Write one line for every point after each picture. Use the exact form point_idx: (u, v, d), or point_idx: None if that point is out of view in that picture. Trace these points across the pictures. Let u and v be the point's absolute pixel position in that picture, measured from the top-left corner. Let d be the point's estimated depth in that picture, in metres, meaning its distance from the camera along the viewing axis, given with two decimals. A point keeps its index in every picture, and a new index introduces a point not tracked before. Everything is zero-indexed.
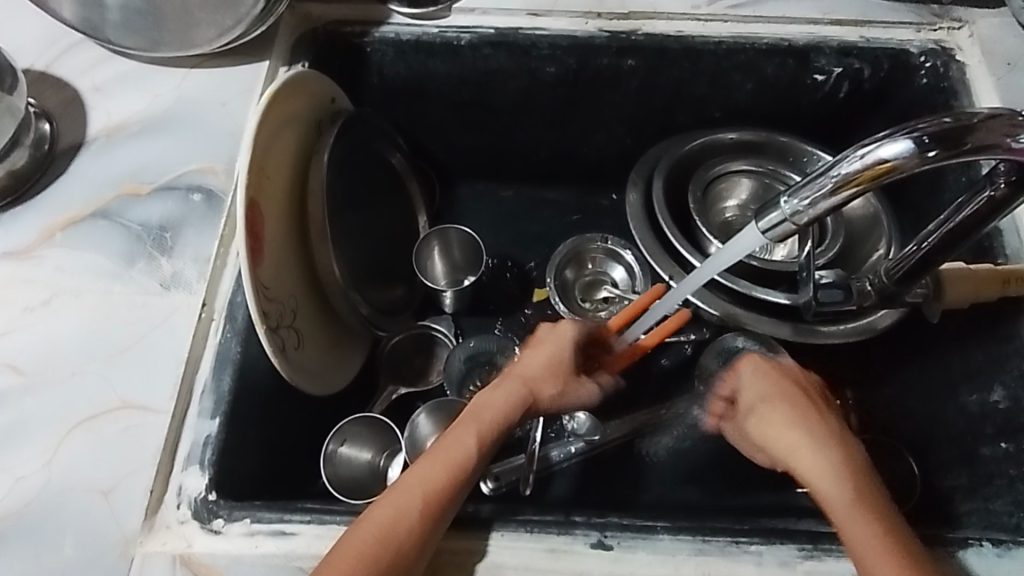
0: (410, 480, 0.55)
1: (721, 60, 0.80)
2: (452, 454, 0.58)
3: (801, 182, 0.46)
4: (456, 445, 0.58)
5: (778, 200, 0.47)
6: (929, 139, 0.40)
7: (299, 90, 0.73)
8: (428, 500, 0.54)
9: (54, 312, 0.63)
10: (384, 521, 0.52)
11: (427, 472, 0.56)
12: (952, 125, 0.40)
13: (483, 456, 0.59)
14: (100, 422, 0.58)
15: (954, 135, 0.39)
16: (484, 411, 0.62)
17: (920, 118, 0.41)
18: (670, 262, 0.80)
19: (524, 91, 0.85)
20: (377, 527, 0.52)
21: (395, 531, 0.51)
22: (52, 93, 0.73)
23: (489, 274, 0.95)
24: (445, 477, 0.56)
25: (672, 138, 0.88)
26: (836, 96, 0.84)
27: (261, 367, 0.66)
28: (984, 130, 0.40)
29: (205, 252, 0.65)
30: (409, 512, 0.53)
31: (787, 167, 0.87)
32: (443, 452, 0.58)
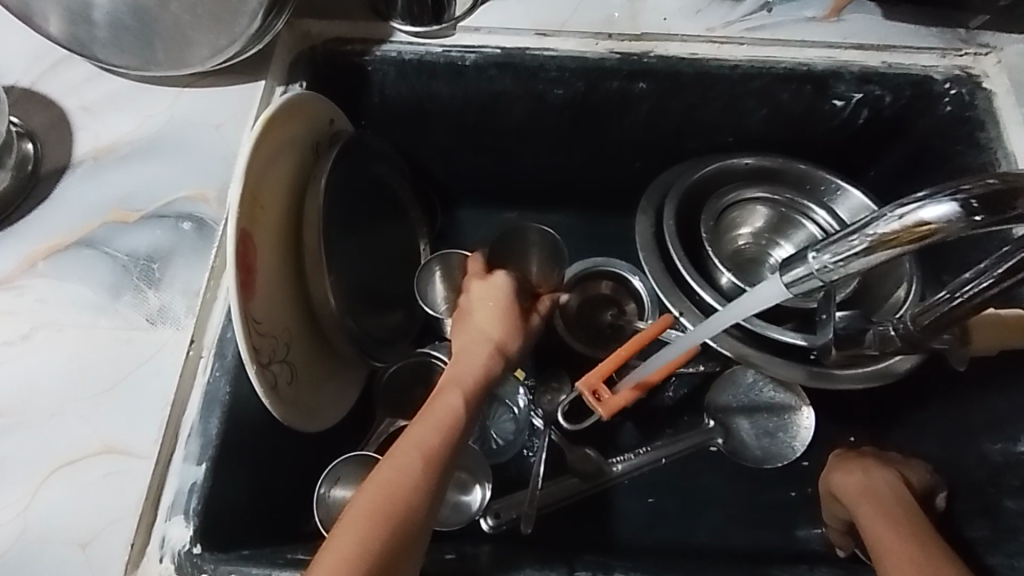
0: (407, 439, 0.55)
1: (736, 85, 0.77)
2: (440, 414, 0.58)
3: (833, 236, 0.43)
4: (441, 405, 0.58)
5: (806, 253, 0.45)
6: (976, 202, 0.36)
7: (297, 112, 0.69)
8: (427, 455, 0.54)
9: (34, 346, 0.60)
10: (393, 482, 0.52)
11: (419, 432, 0.56)
12: (1000, 189, 0.36)
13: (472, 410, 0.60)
14: (79, 467, 0.55)
15: (1004, 200, 0.36)
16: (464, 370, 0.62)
17: (965, 176, 0.38)
18: (681, 296, 0.75)
19: (531, 113, 0.82)
20: (387, 488, 0.51)
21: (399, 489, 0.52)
22: (39, 112, 0.70)
23: None
24: (437, 433, 0.56)
25: (683, 164, 0.86)
26: (854, 123, 0.80)
27: (252, 406, 0.63)
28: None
29: (195, 285, 0.62)
30: (408, 472, 0.53)
31: (803, 195, 0.83)
32: (428, 414, 0.58)
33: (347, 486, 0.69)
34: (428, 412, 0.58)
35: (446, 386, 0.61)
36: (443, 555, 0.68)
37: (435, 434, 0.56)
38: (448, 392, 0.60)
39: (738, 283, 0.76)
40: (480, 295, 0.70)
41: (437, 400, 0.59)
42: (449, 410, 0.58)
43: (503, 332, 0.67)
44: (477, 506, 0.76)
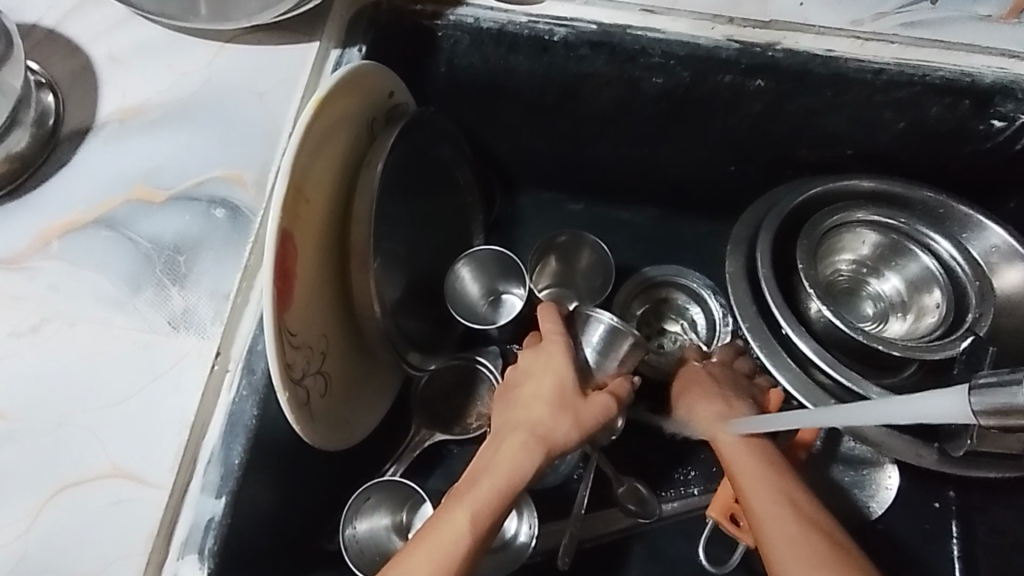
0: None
1: (876, 93, 0.64)
2: (438, 537, 0.51)
3: None
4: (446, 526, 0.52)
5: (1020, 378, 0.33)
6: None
7: (355, 86, 0.59)
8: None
9: (45, 341, 0.53)
10: None
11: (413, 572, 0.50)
12: None
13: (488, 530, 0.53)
14: (85, 490, 0.49)
15: None
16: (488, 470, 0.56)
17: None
18: (769, 337, 0.66)
19: (622, 101, 0.70)
20: None
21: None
22: (62, 59, 0.61)
23: None
24: (440, 555, 0.50)
25: (789, 182, 0.73)
26: (1009, 149, 0.67)
27: (280, 426, 0.56)
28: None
29: (225, 287, 0.54)
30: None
31: (926, 223, 0.68)
32: (431, 533, 0.52)
33: (371, 514, 0.63)
34: (428, 541, 0.51)
35: (453, 502, 0.54)
36: None
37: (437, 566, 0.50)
38: (457, 513, 0.53)
39: (828, 315, 0.64)
40: (532, 366, 0.64)
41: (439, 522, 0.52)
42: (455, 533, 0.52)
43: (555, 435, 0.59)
44: (509, 535, 0.71)
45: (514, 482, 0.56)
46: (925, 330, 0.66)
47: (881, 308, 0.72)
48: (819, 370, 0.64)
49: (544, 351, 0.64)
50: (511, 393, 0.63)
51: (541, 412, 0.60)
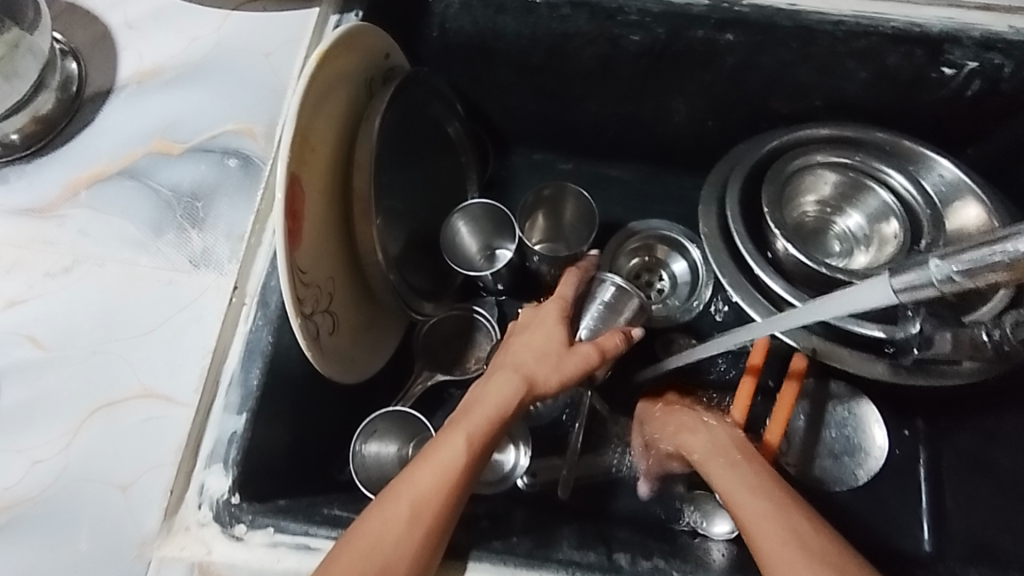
0: (402, 488, 0.52)
1: (838, 43, 0.69)
2: (436, 461, 0.54)
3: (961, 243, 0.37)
4: (444, 448, 0.54)
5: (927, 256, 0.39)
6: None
7: (353, 45, 0.64)
8: (418, 506, 0.51)
9: (76, 279, 0.58)
10: (371, 537, 0.49)
11: (417, 483, 0.52)
12: None
13: (481, 455, 0.56)
14: (121, 409, 0.54)
15: None
16: (477, 405, 0.59)
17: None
18: (743, 282, 0.72)
19: (603, 59, 0.75)
20: (367, 541, 0.49)
21: (383, 538, 0.49)
22: (82, 27, 0.66)
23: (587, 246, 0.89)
24: (436, 476, 0.53)
25: (750, 139, 0.79)
26: (963, 95, 0.72)
27: (294, 357, 0.61)
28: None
29: (240, 228, 0.59)
30: (395, 529, 0.50)
31: (881, 160, 0.73)
32: (429, 460, 0.54)
33: (382, 440, 0.69)
34: (430, 458, 0.54)
35: (448, 429, 0.57)
36: (477, 512, 0.67)
37: (439, 484, 0.52)
38: (454, 438, 0.55)
39: (794, 252, 0.69)
40: (530, 321, 0.67)
41: (434, 450, 0.55)
42: (449, 456, 0.54)
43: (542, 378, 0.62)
44: (509, 467, 0.75)
45: (500, 414, 0.58)
46: (887, 257, 0.73)
47: (846, 241, 0.78)
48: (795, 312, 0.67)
49: (543, 306, 0.68)
50: (510, 341, 0.66)
51: (531, 356, 0.63)
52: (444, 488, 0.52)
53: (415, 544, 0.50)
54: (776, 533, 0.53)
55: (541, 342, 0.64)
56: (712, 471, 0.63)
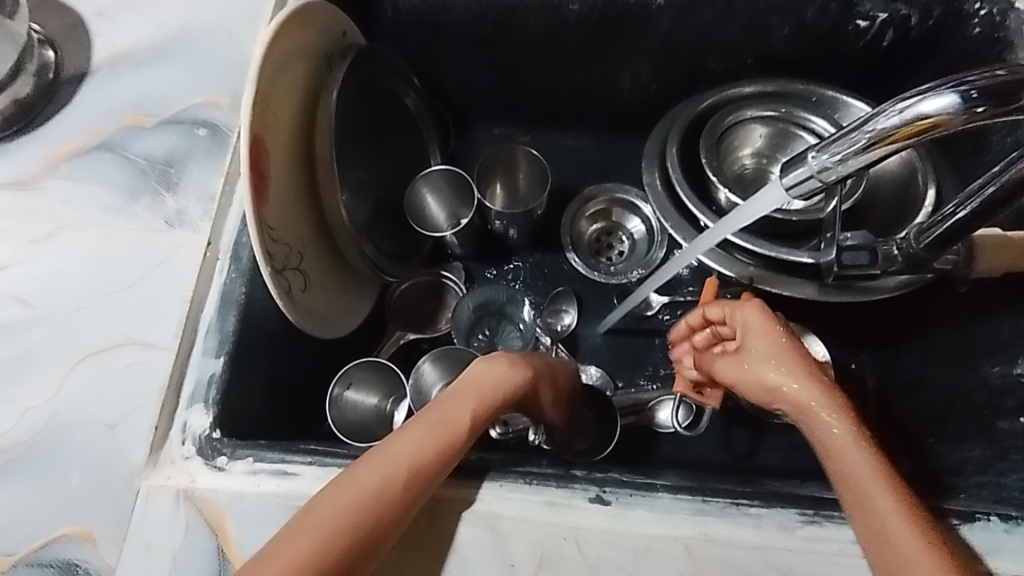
0: (400, 443, 0.45)
1: (758, 1, 0.75)
2: (474, 386, 0.52)
3: (831, 136, 0.46)
4: (476, 381, 0.52)
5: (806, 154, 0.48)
6: (976, 94, 0.38)
7: (308, 21, 0.69)
8: (414, 467, 0.45)
9: (59, 244, 0.62)
10: (364, 488, 0.42)
11: (418, 440, 0.46)
12: (1005, 79, 0.38)
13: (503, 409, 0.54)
14: (105, 357, 0.59)
15: (1006, 91, 0.37)
16: (488, 380, 0.53)
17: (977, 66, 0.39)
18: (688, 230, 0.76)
19: (546, 29, 0.80)
20: (352, 496, 0.42)
21: (380, 499, 0.43)
22: (55, 17, 0.71)
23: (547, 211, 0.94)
24: (474, 410, 0.50)
25: (686, 101, 0.84)
26: (878, 45, 0.78)
27: (266, 310, 0.65)
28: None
29: (211, 189, 0.64)
30: (387, 486, 0.43)
31: (804, 108, 0.80)
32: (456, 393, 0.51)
33: (360, 390, 0.74)
34: (440, 410, 0.48)
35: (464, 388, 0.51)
36: None
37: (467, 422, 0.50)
38: (468, 400, 0.50)
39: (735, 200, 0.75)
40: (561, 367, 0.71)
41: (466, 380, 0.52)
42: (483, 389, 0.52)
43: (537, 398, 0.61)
44: None
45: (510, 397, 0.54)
46: None
47: None
48: (737, 250, 0.71)
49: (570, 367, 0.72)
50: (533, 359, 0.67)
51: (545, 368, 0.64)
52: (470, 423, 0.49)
53: (432, 473, 0.46)
54: (912, 523, 0.44)
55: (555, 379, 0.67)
56: (850, 449, 0.48)
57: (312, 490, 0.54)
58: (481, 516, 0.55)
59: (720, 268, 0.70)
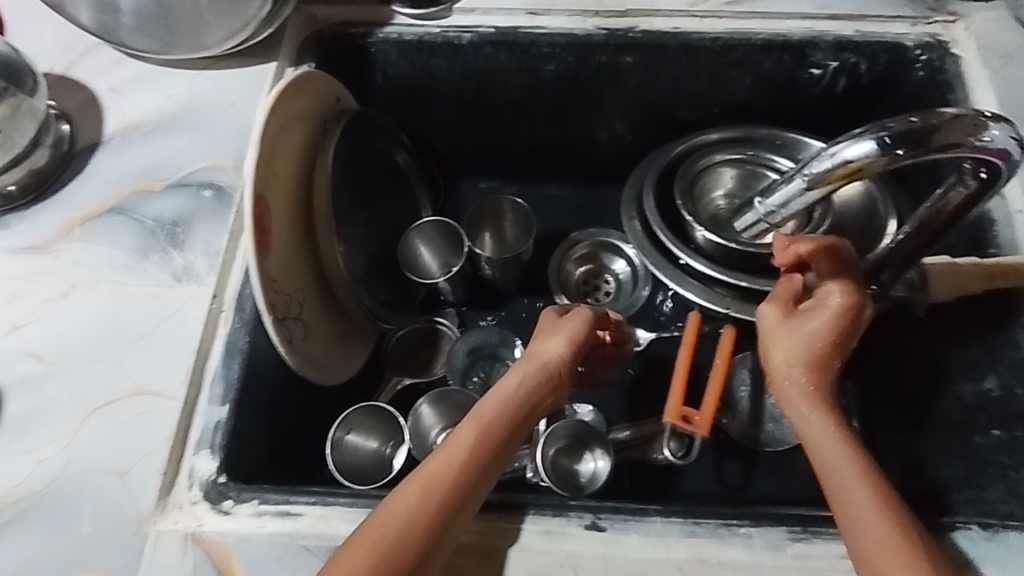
0: (411, 483, 0.53)
1: (718, 56, 0.81)
2: (453, 447, 0.56)
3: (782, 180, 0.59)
4: (459, 438, 0.56)
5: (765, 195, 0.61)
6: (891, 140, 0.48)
7: (306, 89, 0.75)
8: (400, 536, 0.50)
9: (73, 302, 0.66)
10: (391, 531, 0.50)
11: (403, 499, 0.52)
12: (916, 128, 0.48)
13: (494, 446, 0.57)
14: (116, 408, 0.61)
15: (917, 137, 0.47)
16: (457, 443, 0.56)
17: (891, 118, 0.49)
18: (669, 269, 0.81)
19: (525, 89, 0.86)
20: (378, 540, 0.50)
21: (390, 551, 0.49)
22: (71, 94, 0.77)
23: (535, 257, 0.98)
24: (446, 469, 0.54)
25: (659, 148, 0.90)
26: (833, 91, 0.84)
27: (269, 357, 0.68)
28: (948, 131, 0.47)
29: (216, 246, 0.68)
30: (408, 511, 0.51)
31: (768, 151, 0.86)
32: (446, 448, 0.56)
33: (360, 434, 0.76)
34: (439, 450, 0.56)
35: (438, 451, 0.56)
36: None
37: (456, 472, 0.54)
38: (465, 428, 0.58)
39: (710, 236, 0.79)
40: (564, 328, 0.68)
41: (457, 428, 0.58)
42: (467, 445, 0.56)
43: (523, 417, 0.60)
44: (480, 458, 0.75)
45: (479, 458, 0.56)
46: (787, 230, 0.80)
47: None
48: (717, 283, 0.79)
49: (568, 322, 0.68)
50: (529, 360, 0.64)
51: (522, 386, 0.62)
52: (487, 448, 0.57)
53: (428, 518, 0.51)
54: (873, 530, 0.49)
55: (532, 376, 0.63)
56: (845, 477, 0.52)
57: (316, 528, 0.56)
58: (478, 548, 0.57)
59: (704, 302, 0.79)
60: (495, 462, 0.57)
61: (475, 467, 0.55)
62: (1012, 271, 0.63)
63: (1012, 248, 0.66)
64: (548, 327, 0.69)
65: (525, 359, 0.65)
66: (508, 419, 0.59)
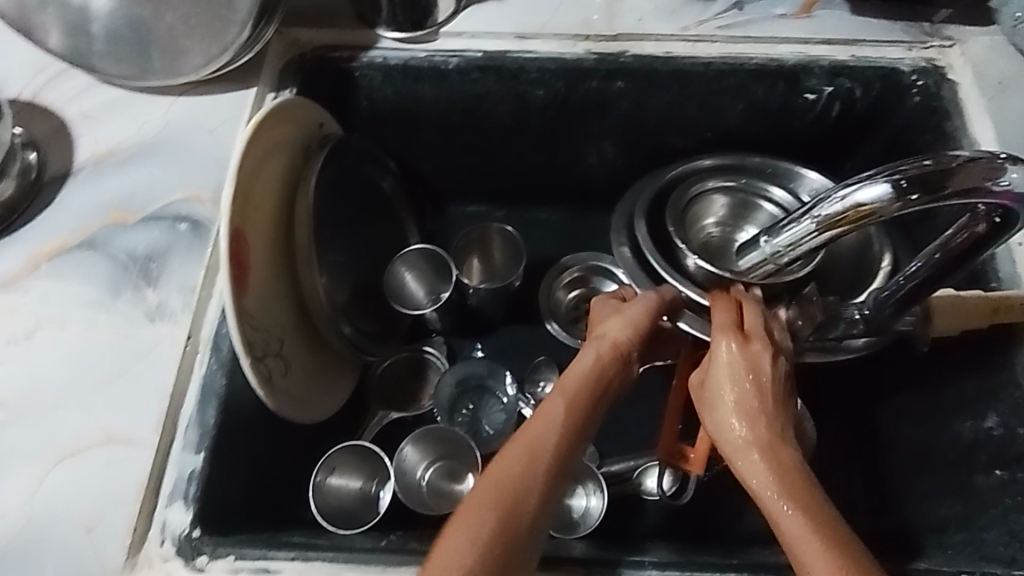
0: (502, 462, 0.50)
1: (711, 82, 0.79)
2: (541, 422, 0.52)
3: (780, 224, 0.55)
4: (549, 413, 0.53)
5: (759, 241, 0.57)
6: (906, 183, 0.46)
7: (287, 116, 0.72)
8: (503, 513, 0.48)
9: (40, 343, 0.63)
10: (494, 508, 0.48)
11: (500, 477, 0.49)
12: (930, 171, 0.45)
13: (583, 419, 0.54)
14: (84, 457, 0.58)
15: (932, 181, 0.45)
16: (545, 419, 0.53)
17: (903, 159, 0.47)
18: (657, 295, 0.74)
19: (514, 113, 0.84)
20: (484, 516, 0.48)
21: (498, 527, 0.47)
22: (40, 121, 0.74)
23: (525, 283, 0.96)
24: (541, 441, 0.51)
25: (647, 175, 0.87)
26: (827, 116, 0.82)
27: (247, 398, 0.65)
28: (962, 175, 0.45)
29: (191, 282, 0.65)
30: (510, 487, 0.49)
31: (761, 180, 0.84)
32: (535, 422, 0.52)
33: (343, 475, 0.73)
34: (527, 425, 0.52)
35: (526, 427, 0.52)
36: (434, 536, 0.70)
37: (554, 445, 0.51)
38: (552, 402, 0.54)
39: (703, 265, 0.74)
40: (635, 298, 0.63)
41: (540, 408, 0.54)
42: (557, 419, 0.53)
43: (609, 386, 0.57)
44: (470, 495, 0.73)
45: (569, 434, 0.52)
46: None
47: None
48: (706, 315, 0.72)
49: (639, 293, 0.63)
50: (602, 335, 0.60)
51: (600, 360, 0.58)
52: (579, 420, 0.54)
53: (532, 494, 0.49)
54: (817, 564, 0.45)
55: (608, 350, 0.58)
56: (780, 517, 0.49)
57: None
58: None
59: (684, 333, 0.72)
60: (580, 443, 0.53)
61: (569, 441, 0.52)
62: (1014, 307, 0.61)
63: (1013, 283, 0.64)
64: (608, 311, 0.64)
65: (593, 341, 0.60)
66: (589, 399, 0.55)
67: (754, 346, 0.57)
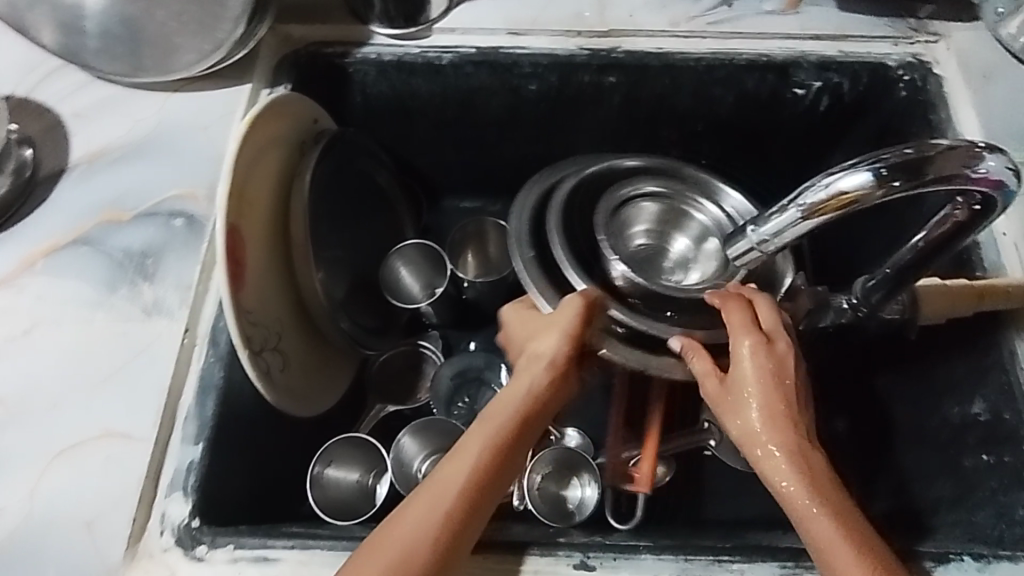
0: (417, 502, 0.54)
1: (701, 76, 0.80)
2: (458, 464, 0.56)
3: (764, 213, 0.56)
4: (463, 455, 0.56)
5: (746, 230, 0.57)
6: (888, 171, 0.47)
7: (280, 113, 0.72)
8: (408, 551, 0.51)
9: (36, 340, 0.63)
10: (399, 548, 0.51)
11: (408, 518, 0.52)
12: (911, 159, 0.47)
13: (500, 459, 0.57)
14: (82, 451, 0.59)
15: (913, 168, 0.46)
16: (460, 460, 0.56)
17: (884, 148, 0.48)
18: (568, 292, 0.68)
19: (507, 108, 0.85)
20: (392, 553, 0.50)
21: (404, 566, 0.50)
22: (34, 119, 0.74)
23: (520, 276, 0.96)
24: (455, 483, 0.55)
25: (578, 161, 0.80)
26: (817, 109, 0.82)
27: (245, 391, 0.66)
28: (942, 161, 0.47)
29: (187, 278, 0.66)
30: (416, 529, 0.52)
31: (693, 190, 0.79)
32: (450, 465, 0.56)
33: (341, 467, 0.74)
34: (444, 467, 0.56)
35: (441, 468, 0.56)
36: None
37: (465, 486, 0.55)
38: (469, 444, 0.58)
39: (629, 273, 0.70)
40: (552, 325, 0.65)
41: (457, 450, 0.57)
42: (470, 461, 0.56)
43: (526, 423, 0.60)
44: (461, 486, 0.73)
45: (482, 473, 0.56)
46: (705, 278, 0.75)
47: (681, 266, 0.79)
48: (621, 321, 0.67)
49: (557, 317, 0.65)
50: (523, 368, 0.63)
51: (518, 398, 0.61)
52: (495, 459, 0.57)
53: (440, 531, 0.52)
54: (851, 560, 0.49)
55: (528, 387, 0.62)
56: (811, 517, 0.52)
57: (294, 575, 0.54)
58: None
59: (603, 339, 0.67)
60: (496, 482, 0.56)
61: (480, 478, 0.55)
62: (999, 294, 0.62)
63: (999, 271, 0.65)
64: (531, 336, 0.66)
65: (525, 363, 0.63)
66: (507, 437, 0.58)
67: (768, 347, 0.59)
